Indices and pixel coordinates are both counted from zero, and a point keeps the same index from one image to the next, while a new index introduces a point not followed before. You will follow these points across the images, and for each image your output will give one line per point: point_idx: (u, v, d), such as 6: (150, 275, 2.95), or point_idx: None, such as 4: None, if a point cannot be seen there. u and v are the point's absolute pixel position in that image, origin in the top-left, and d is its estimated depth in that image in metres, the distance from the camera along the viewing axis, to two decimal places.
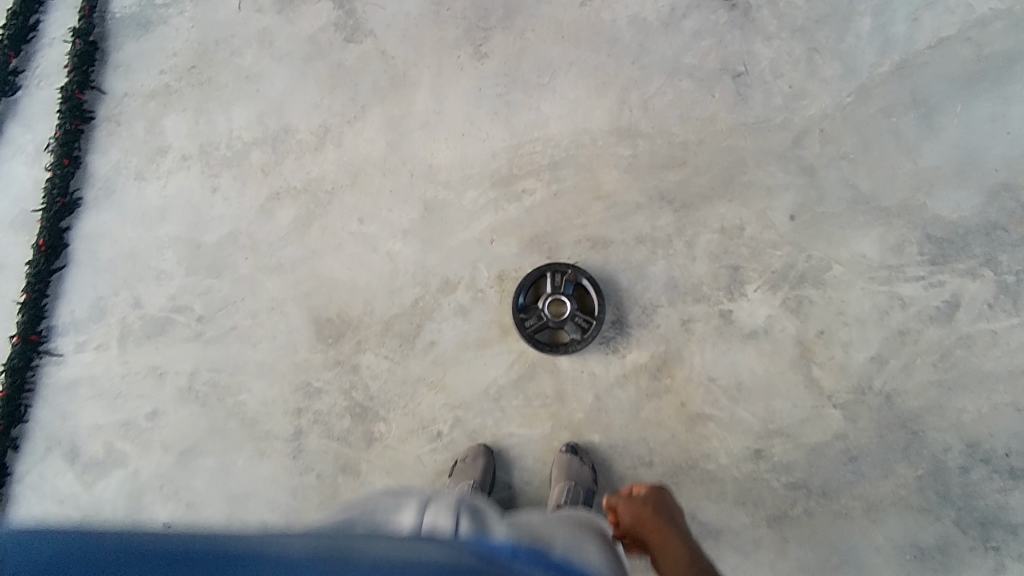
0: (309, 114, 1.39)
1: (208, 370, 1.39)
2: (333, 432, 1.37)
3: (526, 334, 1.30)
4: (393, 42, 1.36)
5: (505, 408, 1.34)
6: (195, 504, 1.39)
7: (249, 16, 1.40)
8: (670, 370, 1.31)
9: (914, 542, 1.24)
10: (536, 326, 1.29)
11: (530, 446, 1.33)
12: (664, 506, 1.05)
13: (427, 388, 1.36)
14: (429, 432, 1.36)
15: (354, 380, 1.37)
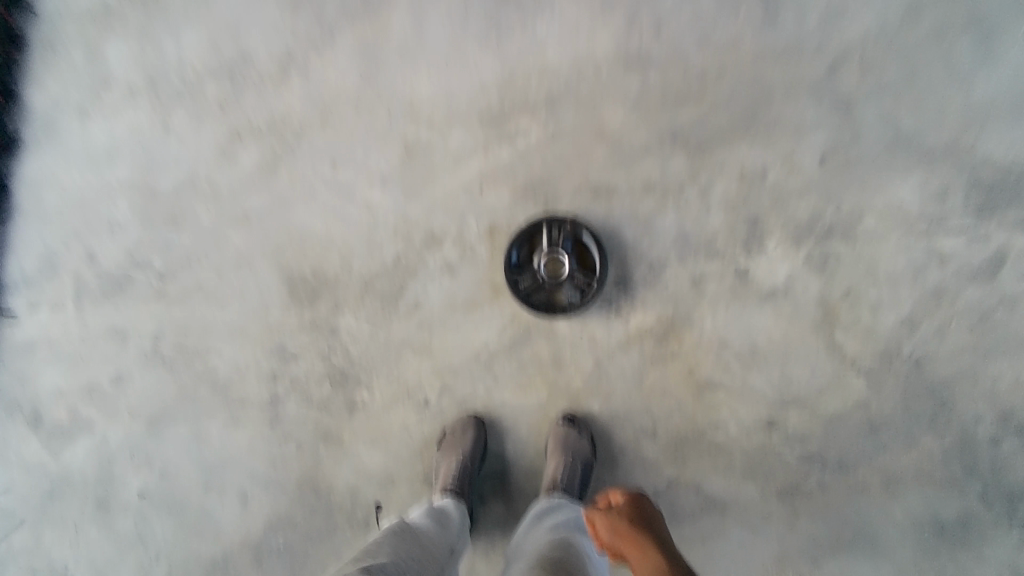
0: (268, 39, 1.20)
1: (174, 333, 1.26)
2: (312, 400, 1.27)
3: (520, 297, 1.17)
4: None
5: (497, 375, 1.23)
6: (171, 474, 1.30)
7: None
8: (678, 335, 1.19)
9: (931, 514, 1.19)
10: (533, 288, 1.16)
11: (525, 415, 1.24)
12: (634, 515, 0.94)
13: (413, 353, 1.24)
14: (415, 400, 1.26)
15: (332, 344, 1.25)
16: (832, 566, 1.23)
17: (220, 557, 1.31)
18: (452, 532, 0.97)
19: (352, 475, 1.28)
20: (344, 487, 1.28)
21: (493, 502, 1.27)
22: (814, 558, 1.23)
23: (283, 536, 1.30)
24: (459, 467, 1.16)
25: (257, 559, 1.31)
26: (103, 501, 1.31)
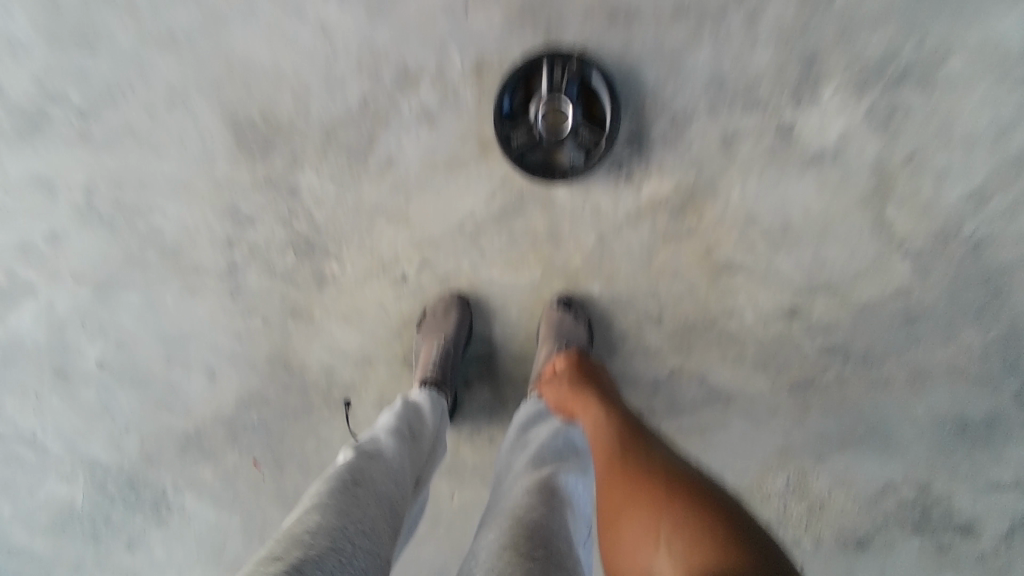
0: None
1: (109, 185, 1.08)
2: (275, 270, 1.12)
3: (512, 155, 0.98)
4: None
5: (484, 250, 1.07)
6: (129, 343, 1.19)
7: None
8: (698, 207, 1.01)
9: (953, 410, 1.10)
10: (527, 145, 0.97)
11: (515, 296, 1.10)
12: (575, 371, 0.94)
13: (388, 220, 1.07)
14: (392, 274, 1.11)
15: (293, 206, 1.07)
16: (837, 461, 1.17)
17: (192, 432, 1.24)
18: (411, 468, 0.76)
19: (326, 353, 1.16)
20: (317, 366, 1.17)
21: (480, 388, 1.16)
22: (819, 453, 1.16)
23: (255, 414, 1.21)
24: (440, 353, 1.06)
25: (230, 436, 1.24)
26: (60, 369, 1.21)
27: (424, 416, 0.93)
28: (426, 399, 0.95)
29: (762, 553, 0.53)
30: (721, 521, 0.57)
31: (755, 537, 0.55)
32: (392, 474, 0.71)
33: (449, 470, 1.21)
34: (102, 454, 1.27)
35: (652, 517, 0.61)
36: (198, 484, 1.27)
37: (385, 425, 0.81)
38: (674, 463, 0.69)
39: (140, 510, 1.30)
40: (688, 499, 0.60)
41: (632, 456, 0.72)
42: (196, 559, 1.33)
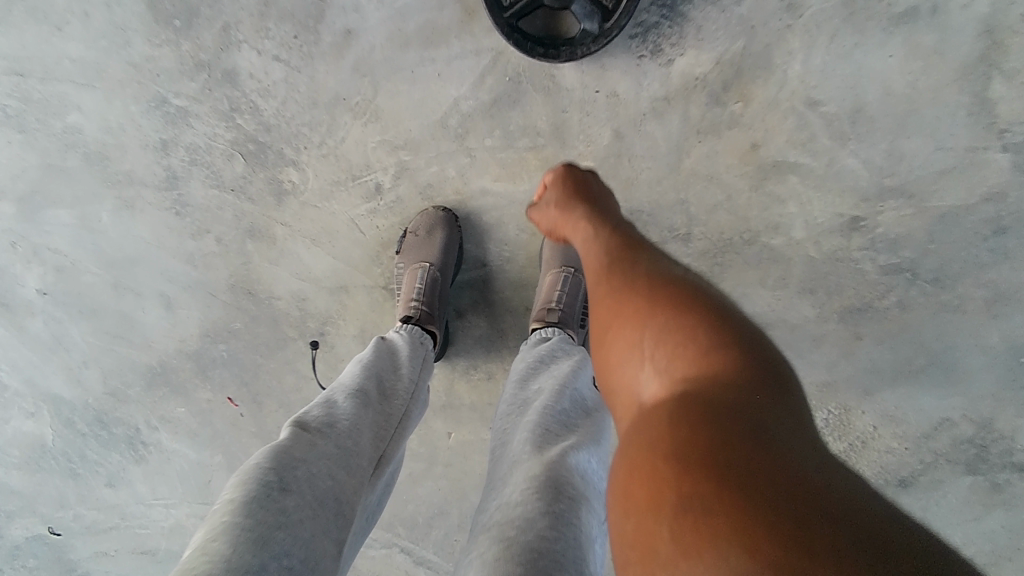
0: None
1: (9, 73, 0.89)
2: (223, 180, 0.93)
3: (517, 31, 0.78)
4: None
5: (474, 152, 0.87)
6: (68, 269, 1.03)
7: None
8: (743, 88, 0.84)
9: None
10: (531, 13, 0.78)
11: (512, 210, 0.91)
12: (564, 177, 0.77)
13: (352, 115, 0.87)
14: (363, 185, 0.91)
15: (233, 96, 0.87)
16: (886, 398, 1.00)
17: (157, 366, 1.11)
18: (369, 448, 0.62)
19: (293, 280, 1.00)
20: (286, 295, 1.01)
21: (474, 318, 1.00)
22: (866, 388, 1.00)
23: (224, 347, 1.08)
24: (428, 282, 0.89)
25: (200, 371, 1.11)
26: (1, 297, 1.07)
27: (400, 360, 0.78)
28: (402, 343, 0.80)
29: (752, 355, 0.49)
30: (709, 322, 0.52)
31: (744, 331, 0.51)
32: (340, 461, 0.58)
33: (444, 405, 1.08)
34: (64, 390, 1.15)
35: (632, 322, 0.56)
36: (171, 421, 1.16)
37: (342, 392, 0.67)
38: (657, 260, 0.62)
39: (115, 447, 1.21)
40: (673, 303, 0.55)
41: (614, 261, 0.64)
42: (179, 497, 1.24)
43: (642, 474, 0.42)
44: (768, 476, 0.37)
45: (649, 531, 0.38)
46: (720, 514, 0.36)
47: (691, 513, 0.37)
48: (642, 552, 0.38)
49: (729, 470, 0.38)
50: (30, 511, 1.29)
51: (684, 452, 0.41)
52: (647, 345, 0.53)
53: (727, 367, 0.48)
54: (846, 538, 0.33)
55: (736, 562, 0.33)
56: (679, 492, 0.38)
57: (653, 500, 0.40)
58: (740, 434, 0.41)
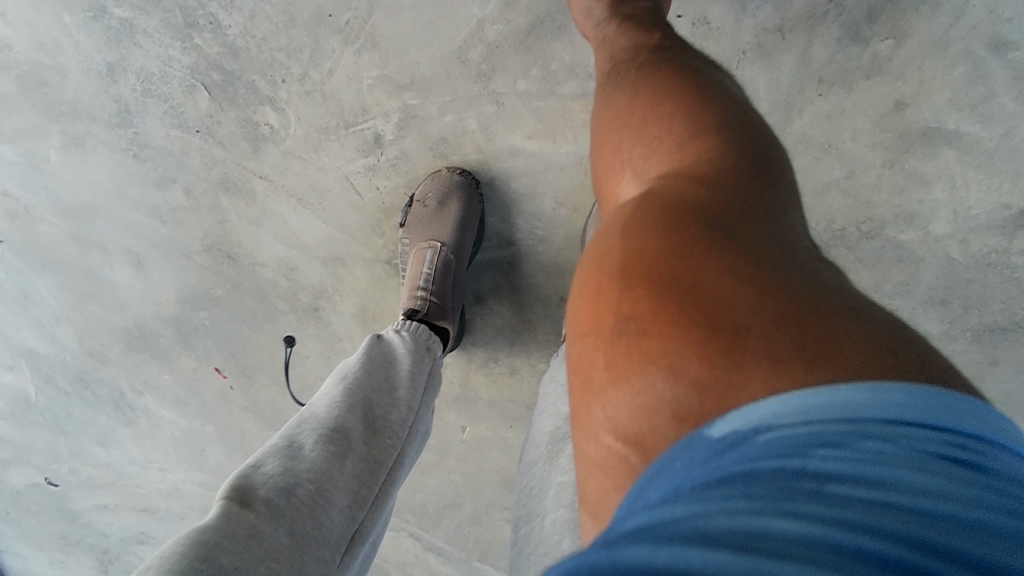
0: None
1: None
2: (185, 119, 0.73)
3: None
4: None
5: (503, 96, 0.65)
6: (23, 217, 0.87)
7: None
8: (890, 19, 0.59)
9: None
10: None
11: (548, 176, 0.69)
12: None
13: (340, 38, 0.66)
14: (357, 134, 0.70)
15: (187, 6, 0.67)
16: None
17: (134, 329, 0.97)
18: (338, 528, 0.46)
19: (278, 245, 0.81)
20: (272, 262, 0.83)
21: (497, 305, 0.81)
22: None
23: (206, 314, 0.92)
24: (439, 267, 0.69)
25: (182, 339, 0.97)
26: None
27: (398, 373, 0.59)
28: (403, 352, 0.61)
29: (742, 138, 0.38)
30: (692, 109, 0.40)
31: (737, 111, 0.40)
32: (291, 558, 0.42)
33: (457, 399, 0.91)
34: (39, 345, 1.04)
35: (608, 125, 0.45)
36: (157, 386, 1.04)
37: (311, 433, 0.49)
38: (649, 43, 0.48)
39: (102, 407, 1.10)
40: (656, 90, 0.42)
41: (618, 49, 0.49)
42: (175, 461, 1.14)
43: (582, 289, 0.34)
44: (719, 288, 0.30)
45: (584, 350, 0.32)
46: (655, 338, 0.29)
47: (628, 334, 0.30)
48: (580, 379, 0.32)
49: (673, 285, 0.30)
50: (24, 462, 1.20)
51: (629, 261, 0.32)
52: (621, 145, 0.42)
53: (701, 160, 0.37)
54: (792, 337, 0.27)
55: (670, 390, 0.27)
56: (616, 312, 0.31)
57: (590, 320, 0.32)
58: (700, 233, 0.32)
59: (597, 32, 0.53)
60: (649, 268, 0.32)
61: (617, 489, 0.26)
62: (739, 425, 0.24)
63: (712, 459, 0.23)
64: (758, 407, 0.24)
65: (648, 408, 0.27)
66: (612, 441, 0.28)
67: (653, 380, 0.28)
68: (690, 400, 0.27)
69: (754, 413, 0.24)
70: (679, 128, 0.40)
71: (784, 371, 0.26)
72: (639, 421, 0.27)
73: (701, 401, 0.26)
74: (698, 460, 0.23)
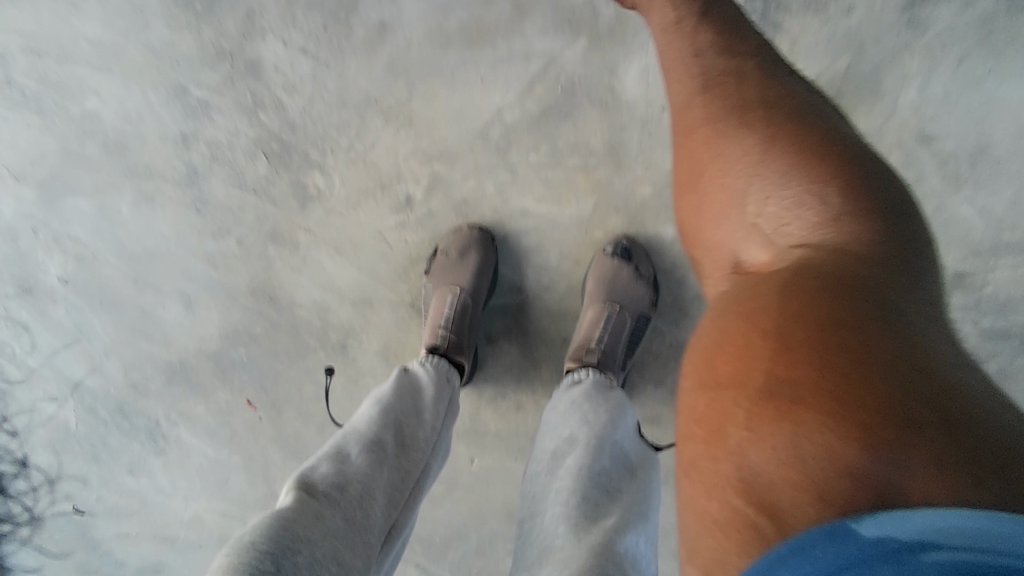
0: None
1: (23, 51, 0.82)
2: (245, 180, 0.86)
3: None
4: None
5: (517, 168, 0.76)
6: (89, 260, 0.99)
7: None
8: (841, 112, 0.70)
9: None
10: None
11: (554, 235, 0.79)
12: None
13: (382, 118, 0.78)
14: (392, 195, 0.83)
15: (256, 89, 0.79)
16: None
17: (176, 363, 1.07)
18: (379, 520, 0.55)
19: (315, 288, 0.93)
20: (308, 304, 0.94)
21: (506, 345, 0.91)
22: None
23: (243, 350, 1.02)
24: (457, 309, 0.80)
25: (219, 372, 1.07)
26: (23, 284, 1.04)
27: (423, 398, 0.69)
28: (428, 380, 0.71)
29: (893, 227, 0.38)
30: (840, 177, 0.40)
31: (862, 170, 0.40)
32: (347, 537, 0.51)
33: (467, 431, 1.00)
34: (86, 377, 1.13)
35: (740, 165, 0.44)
36: (191, 417, 1.13)
37: (356, 443, 0.59)
38: (794, 87, 0.46)
39: (136, 437, 1.19)
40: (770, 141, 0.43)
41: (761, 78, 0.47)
42: (198, 490, 1.21)
43: (721, 337, 0.35)
44: (887, 375, 0.28)
45: (719, 397, 0.32)
46: (809, 407, 0.28)
47: (779, 397, 0.29)
48: (703, 432, 0.32)
49: (837, 360, 0.29)
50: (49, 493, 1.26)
51: (783, 326, 0.32)
52: (757, 191, 0.42)
53: (839, 243, 0.37)
54: (970, 447, 0.25)
55: (817, 466, 0.26)
56: (768, 371, 0.30)
57: (733, 372, 0.32)
58: (856, 309, 0.32)
59: (689, 59, 0.49)
60: (810, 335, 0.31)
61: (738, 553, 0.27)
62: (900, 533, 0.23)
63: (869, 565, 0.23)
64: (925, 515, 0.23)
65: (790, 480, 0.27)
66: (742, 505, 0.27)
67: (801, 455, 0.27)
68: (839, 484, 0.26)
69: (910, 522, 0.23)
70: (815, 190, 0.40)
71: (960, 483, 0.24)
72: (778, 490, 0.27)
73: (854, 489, 0.25)
74: (851, 558, 0.23)
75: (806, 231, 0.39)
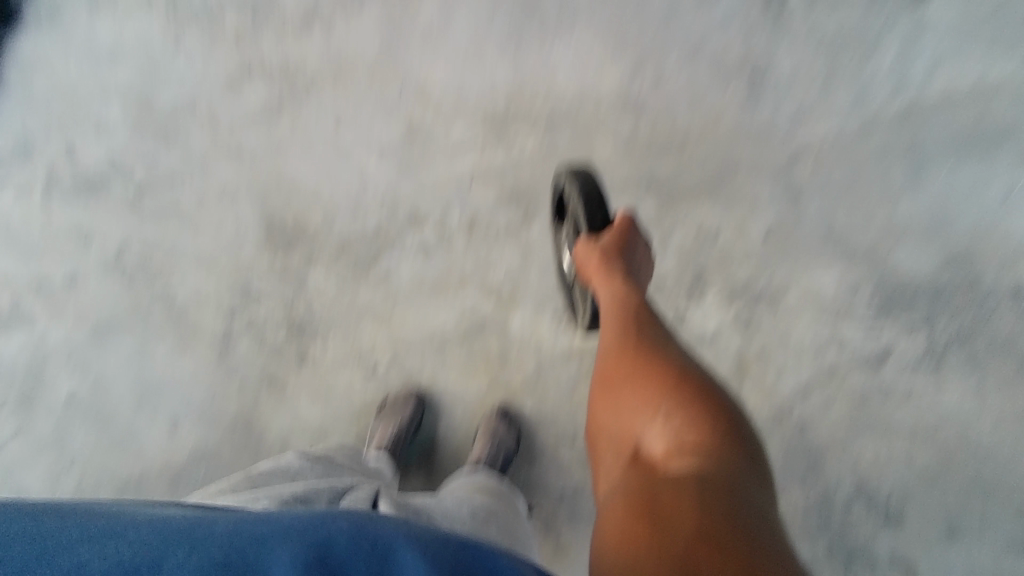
0: (325, 39, 1.49)
1: (139, 245, 1.38)
2: (264, 342, 1.32)
3: (583, 217, 1.08)
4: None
5: (448, 357, 1.30)
6: (104, 384, 1.31)
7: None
8: None
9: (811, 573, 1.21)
10: (632, 233, 1.04)
11: (461, 400, 1.29)
12: (591, 240, 1.03)
13: (371, 320, 1.32)
14: (364, 363, 1.31)
15: (297, 296, 1.34)
16: None
17: (130, 478, 1.26)
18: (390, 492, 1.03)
19: (285, 423, 1.29)
20: (274, 432, 1.28)
21: (415, 475, 1.30)
22: None
23: (199, 468, 1.27)
24: (393, 436, 1.20)
25: (172, 481, 1.26)
26: (27, 397, 1.31)
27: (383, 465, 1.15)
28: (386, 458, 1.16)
29: (747, 451, 0.65)
30: (713, 414, 0.69)
31: (728, 418, 0.69)
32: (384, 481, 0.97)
33: None
34: (34, 485, 1.26)
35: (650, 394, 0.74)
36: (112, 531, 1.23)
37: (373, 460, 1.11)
38: (677, 352, 0.80)
39: None
40: (674, 388, 0.72)
41: (660, 345, 0.80)
42: None
43: (658, 509, 0.59)
44: (756, 548, 0.52)
45: (661, 546, 0.54)
46: (716, 557, 0.51)
47: (698, 551, 0.52)
48: (650, 565, 0.53)
49: (728, 535, 0.53)
50: None
51: (693, 505, 0.57)
52: (667, 415, 0.70)
53: (717, 454, 0.64)
54: None
55: None
56: (690, 533, 0.54)
57: (665, 532, 0.55)
58: (730, 498, 0.58)
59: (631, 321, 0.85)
60: (708, 514, 0.56)
61: None
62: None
63: None
64: None
65: None
66: None
67: None
68: None
69: None
70: (701, 420, 0.68)
71: None
72: None
73: None
74: None
75: (700, 447, 0.65)
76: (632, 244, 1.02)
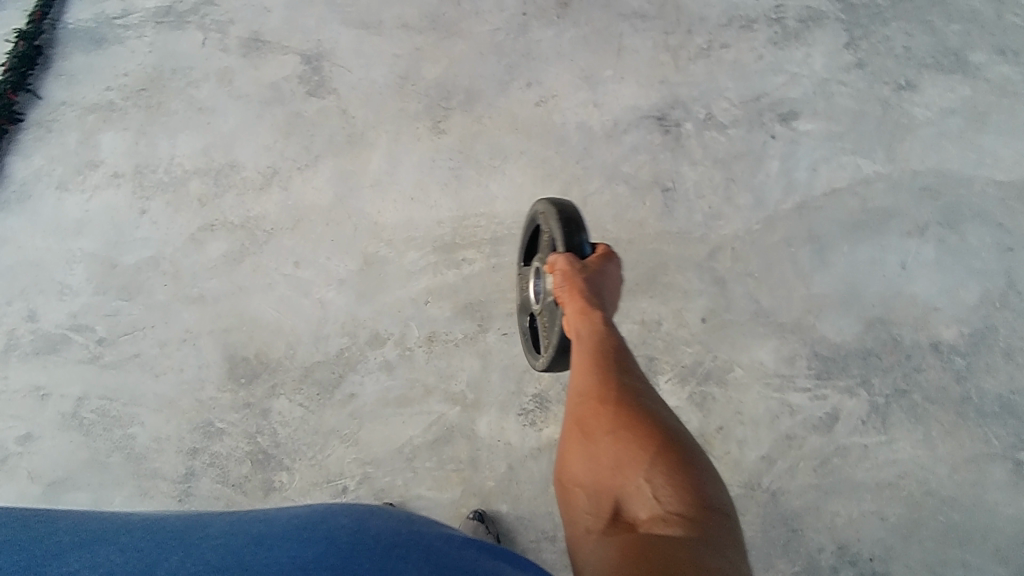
0: (284, 194, 1.48)
1: (97, 398, 1.37)
2: (228, 478, 1.32)
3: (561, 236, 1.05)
4: (380, 131, 1.50)
5: (417, 470, 1.32)
6: None
7: (220, 95, 1.53)
8: None
9: None
10: (608, 263, 1.02)
11: (435, 510, 1.30)
12: (572, 261, 0.98)
13: (338, 440, 1.33)
14: (333, 487, 1.31)
15: (259, 426, 1.34)
16: None
17: None
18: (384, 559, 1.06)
19: None
20: None
21: None
22: None
23: None
24: None
25: None
26: None
27: None
28: None
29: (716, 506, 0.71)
30: (685, 470, 0.73)
31: (698, 471, 0.74)
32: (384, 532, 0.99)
33: None
34: None
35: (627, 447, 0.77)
36: None
37: None
38: (648, 399, 0.83)
39: None
40: (649, 443, 0.76)
41: (633, 392, 0.83)
42: None
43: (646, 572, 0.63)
44: None
45: None
46: None
47: None
48: None
49: None
50: None
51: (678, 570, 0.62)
52: (643, 470, 0.74)
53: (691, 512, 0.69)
54: None
55: None
56: None
57: None
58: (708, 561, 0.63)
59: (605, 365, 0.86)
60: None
61: None
62: None
63: None
64: None
65: None
66: None
67: None
68: None
69: None
70: (675, 476, 0.73)
71: None
72: None
73: None
74: None
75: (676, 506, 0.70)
76: (608, 274, 1.00)
